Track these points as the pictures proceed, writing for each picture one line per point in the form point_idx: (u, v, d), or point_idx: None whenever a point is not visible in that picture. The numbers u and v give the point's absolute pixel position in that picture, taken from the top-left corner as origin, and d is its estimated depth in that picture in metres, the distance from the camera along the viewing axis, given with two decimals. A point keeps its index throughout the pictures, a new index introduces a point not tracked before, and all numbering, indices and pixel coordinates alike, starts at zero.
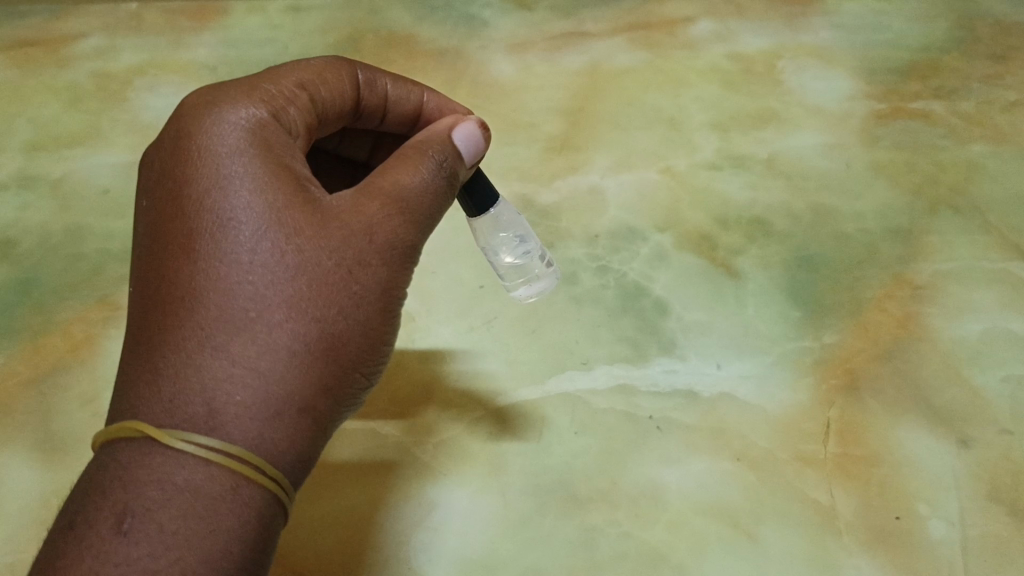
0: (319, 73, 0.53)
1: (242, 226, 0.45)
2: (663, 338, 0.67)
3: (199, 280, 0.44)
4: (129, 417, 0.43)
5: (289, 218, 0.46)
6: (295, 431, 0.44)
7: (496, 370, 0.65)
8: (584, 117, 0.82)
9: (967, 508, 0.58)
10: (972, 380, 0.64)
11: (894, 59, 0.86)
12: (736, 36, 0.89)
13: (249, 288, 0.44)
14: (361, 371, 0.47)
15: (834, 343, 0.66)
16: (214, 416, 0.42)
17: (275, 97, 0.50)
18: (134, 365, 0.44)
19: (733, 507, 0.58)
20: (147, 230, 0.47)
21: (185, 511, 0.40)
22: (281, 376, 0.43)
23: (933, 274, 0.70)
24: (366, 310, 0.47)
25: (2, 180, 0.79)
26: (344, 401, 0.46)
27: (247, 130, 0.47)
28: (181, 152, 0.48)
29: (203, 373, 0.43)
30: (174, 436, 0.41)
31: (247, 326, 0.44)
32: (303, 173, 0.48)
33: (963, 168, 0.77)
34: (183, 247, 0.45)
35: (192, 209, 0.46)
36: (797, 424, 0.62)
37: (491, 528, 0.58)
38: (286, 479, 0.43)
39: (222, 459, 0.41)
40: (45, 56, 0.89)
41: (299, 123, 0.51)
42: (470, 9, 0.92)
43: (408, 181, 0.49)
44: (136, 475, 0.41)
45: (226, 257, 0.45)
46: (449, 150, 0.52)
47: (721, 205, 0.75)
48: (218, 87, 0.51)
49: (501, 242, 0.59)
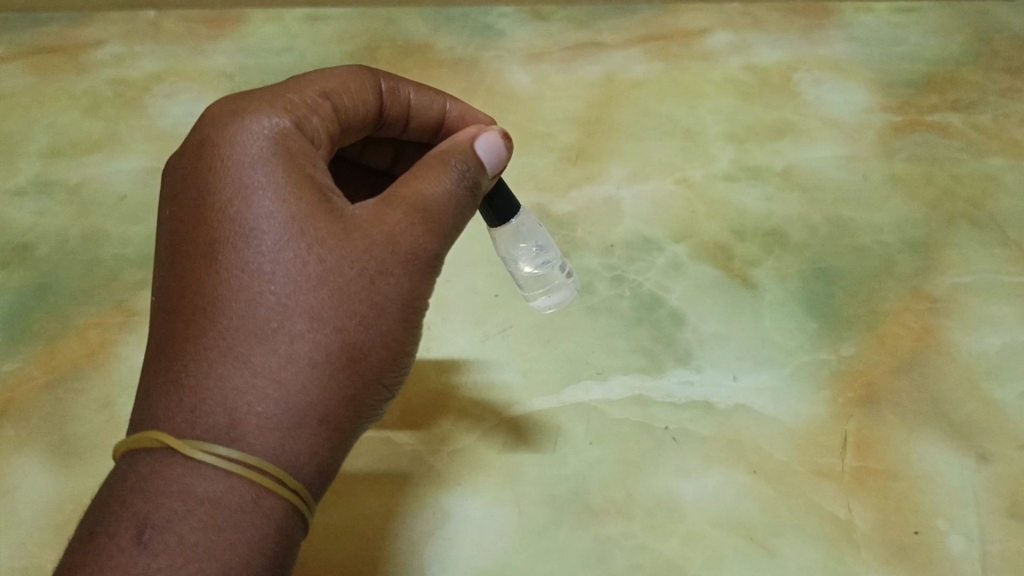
0: (343, 81, 0.53)
1: (265, 236, 0.45)
2: (679, 349, 0.66)
3: (222, 290, 0.44)
4: (152, 426, 0.43)
5: (311, 229, 0.46)
6: (316, 442, 0.43)
7: (511, 380, 0.65)
8: (600, 128, 0.82)
9: (986, 523, 0.58)
10: (991, 395, 0.63)
11: (910, 72, 0.86)
12: (752, 47, 0.89)
13: (272, 298, 0.44)
14: (383, 383, 0.47)
15: (852, 355, 0.65)
16: (235, 426, 0.42)
17: (298, 105, 0.50)
18: (157, 374, 0.44)
19: (751, 521, 0.58)
20: (170, 239, 0.47)
21: (206, 523, 0.40)
22: (302, 387, 0.43)
23: (951, 288, 0.70)
24: (389, 321, 0.46)
25: (20, 186, 0.79)
26: (366, 412, 0.46)
27: (270, 138, 0.47)
28: (203, 161, 0.48)
29: (224, 383, 0.43)
30: (195, 447, 0.41)
31: (269, 336, 0.44)
32: (326, 183, 0.48)
33: (981, 181, 0.77)
34: (205, 258, 0.45)
35: (215, 220, 0.46)
36: (815, 437, 0.61)
37: (504, 538, 0.58)
38: (307, 489, 0.43)
39: (242, 471, 0.41)
40: (64, 63, 0.89)
41: (322, 132, 0.50)
42: (485, 19, 0.93)
43: (431, 190, 0.49)
44: (158, 485, 0.41)
45: (248, 268, 0.45)
46: (472, 159, 0.51)
47: (738, 216, 0.75)
48: (242, 96, 0.51)
49: (520, 252, 0.59)
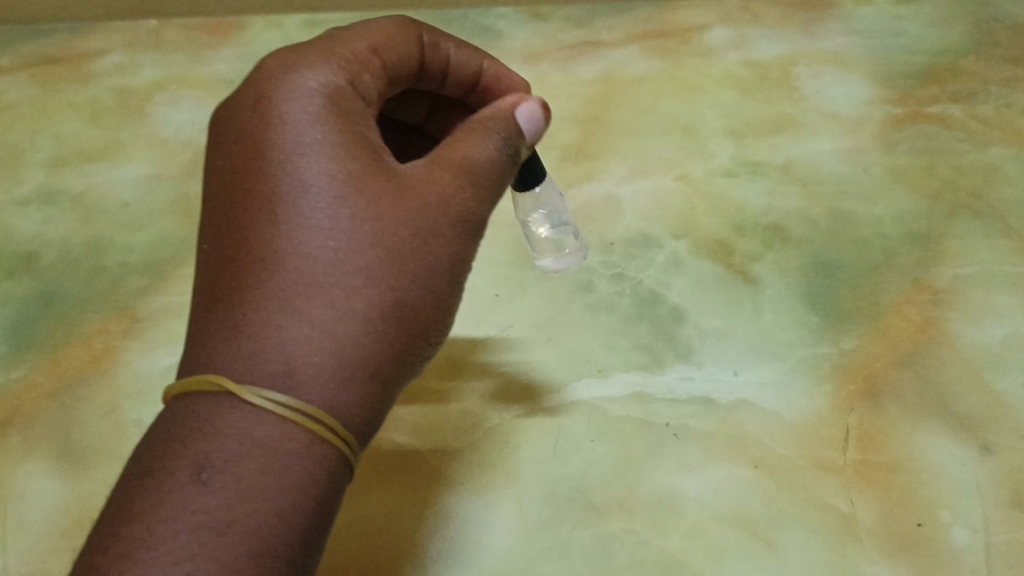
0: (391, 36, 0.53)
1: (321, 190, 0.45)
2: (679, 345, 0.66)
3: (278, 241, 0.45)
4: (209, 369, 0.43)
5: (366, 186, 0.46)
6: (367, 395, 0.44)
7: (513, 378, 0.65)
8: (599, 126, 0.82)
9: (991, 514, 0.57)
10: (994, 385, 0.63)
11: (911, 64, 0.85)
12: (751, 42, 0.89)
13: (328, 252, 0.45)
14: (425, 339, 0.48)
15: (853, 348, 0.65)
16: (292, 375, 0.42)
17: (351, 60, 0.49)
18: (211, 320, 0.44)
19: (752, 515, 0.58)
20: (222, 189, 0.47)
21: (262, 467, 0.41)
22: (356, 340, 0.44)
23: (952, 279, 0.69)
24: (434, 280, 0.47)
25: (25, 196, 0.80)
26: (409, 367, 0.47)
27: (325, 94, 0.47)
28: (258, 112, 0.47)
29: (282, 331, 0.43)
30: (254, 393, 0.41)
31: (326, 289, 0.44)
32: (377, 142, 0.48)
33: (982, 172, 0.76)
34: (261, 209, 0.45)
35: (271, 172, 0.46)
36: (816, 431, 0.61)
37: (507, 536, 0.58)
38: (356, 439, 0.44)
39: (298, 418, 0.41)
40: (67, 73, 0.90)
41: (372, 89, 0.50)
42: (483, 20, 0.93)
43: (474, 156, 0.50)
44: (216, 426, 0.41)
45: (306, 221, 0.45)
46: (513, 127, 0.52)
47: (738, 212, 0.75)
48: (292, 49, 0.50)
49: (538, 220, 0.65)
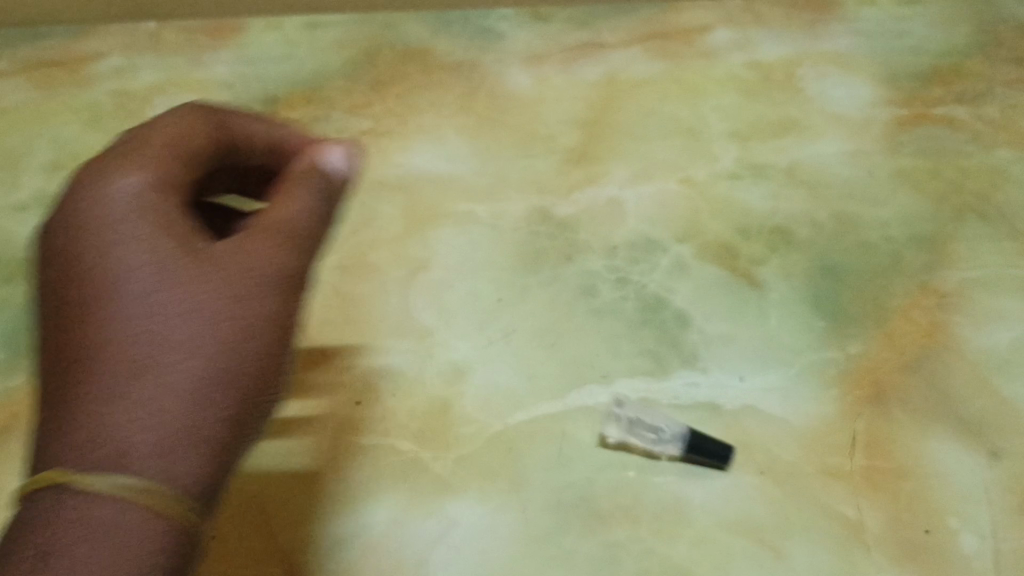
0: (190, 125, 0.50)
1: (128, 284, 0.46)
2: (684, 351, 0.66)
3: (104, 337, 0.45)
4: (48, 463, 0.43)
5: (166, 271, 0.46)
6: (205, 465, 0.44)
7: (516, 385, 0.65)
8: (602, 129, 0.81)
9: (998, 521, 0.57)
10: (1002, 390, 0.63)
11: (915, 64, 0.85)
12: (754, 43, 0.88)
13: (147, 338, 0.45)
14: (271, 392, 0.48)
15: (860, 353, 0.65)
16: (123, 457, 0.42)
17: (157, 160, 0.48)
18: (59, 417, 0.44)
19: (759, 523, 0.58)
20: (60, 286, 0.47)
21: (110, 545, 0.41)
22: (179, 416, 0.44)
23: (959, 282, 0.69)
24: (266, 338, 0.47)
25: (24, 201, 0.79)
26: (251, 432, 0.47)
27: (130, 195, 0.46)
28: (70, 217, 0.47)
29: (111, 423, 0.43)
30: (90, 479, 0.42)
31: (140, 373, 0.44)
32: (194, 227, 0.48)
33: (988, 174, 0.76)
34: (81, 307, 0.46)
35: (82, 273, 0.46)
36: (823, 438, 0.61)
37: (513, 546, 0.58)
38: (196, 504, 0.43)
39: (141, 496, 0.42)
40: (65, 75, 0.89)
41: (190, 181, 0.49)
42: (485, 23, 0.91)
43: (287, 215, 0.50)
44: (58, 512, 0.42)
45: (116, 315, 0.45)
46: (322, 171, 0.52)
47: (742, 215, 0.74)
48: (104, 155, 0.49)
49: None
